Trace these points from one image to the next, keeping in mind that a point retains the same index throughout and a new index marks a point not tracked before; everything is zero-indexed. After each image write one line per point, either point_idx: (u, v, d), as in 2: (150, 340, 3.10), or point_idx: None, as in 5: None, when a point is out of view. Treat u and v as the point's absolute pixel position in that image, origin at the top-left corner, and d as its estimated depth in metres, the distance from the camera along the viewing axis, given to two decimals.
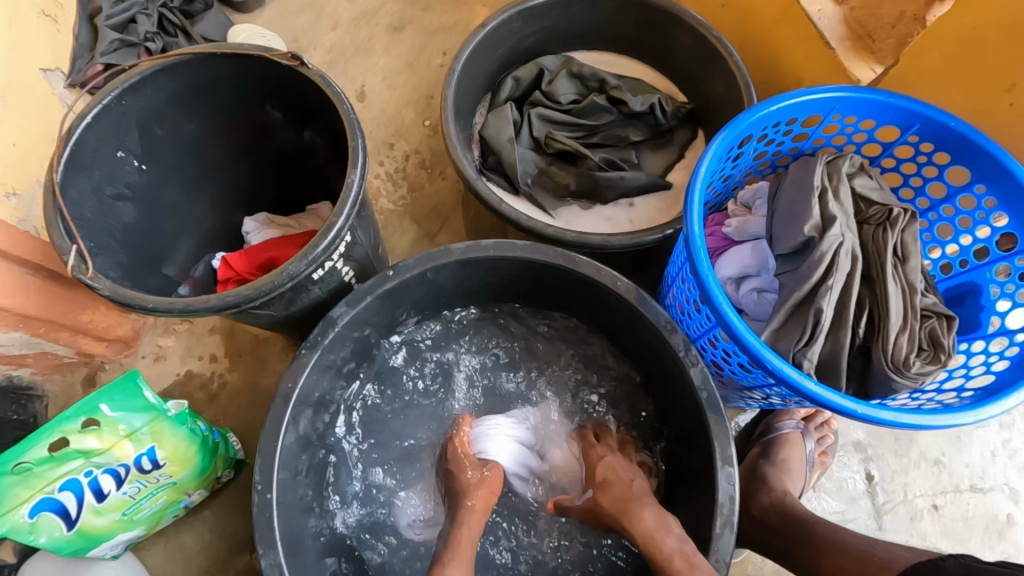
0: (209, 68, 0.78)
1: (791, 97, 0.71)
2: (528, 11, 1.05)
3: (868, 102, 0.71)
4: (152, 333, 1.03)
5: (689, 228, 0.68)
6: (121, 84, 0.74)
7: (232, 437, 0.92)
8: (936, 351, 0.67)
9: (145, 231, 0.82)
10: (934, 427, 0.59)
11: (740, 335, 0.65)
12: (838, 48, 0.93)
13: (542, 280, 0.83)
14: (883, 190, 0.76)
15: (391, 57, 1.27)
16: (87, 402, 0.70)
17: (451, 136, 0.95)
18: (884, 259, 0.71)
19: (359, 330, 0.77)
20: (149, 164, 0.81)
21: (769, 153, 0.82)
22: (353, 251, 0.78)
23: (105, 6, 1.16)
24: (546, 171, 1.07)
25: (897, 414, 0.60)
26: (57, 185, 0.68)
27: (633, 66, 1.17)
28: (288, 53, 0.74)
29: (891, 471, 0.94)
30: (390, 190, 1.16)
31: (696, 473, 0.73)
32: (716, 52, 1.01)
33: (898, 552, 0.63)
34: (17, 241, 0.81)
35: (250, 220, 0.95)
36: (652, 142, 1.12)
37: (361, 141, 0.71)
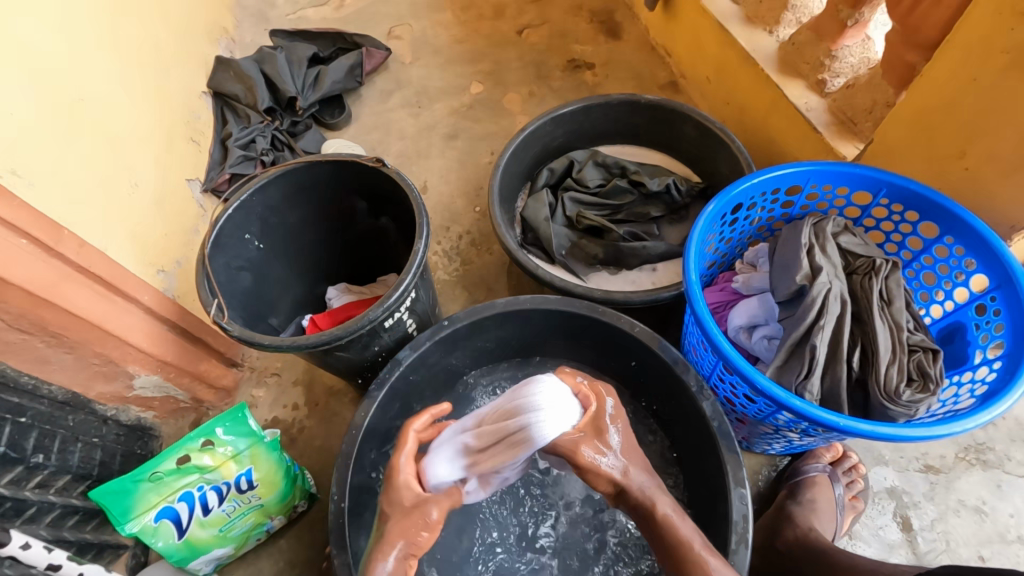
0: (314, 172, 1.04)
1: (771, 172, 0.86)
2: (559, 117, 1.29)
3: (838, 173, 0.85)
4: (248, 385, 1.23)
5: (688, 277, 0.82)
6: (253, 185, 0.99)
7: (307, 472, 1.07)
8: (926, 380, 0.76)
9: (257, 296, 1.05)
10: (909, 438, 0.66)
11: (733, 360, 0.75)
12: (825, 132, 1.09)
13: (572, 329, 0.97)
14: (867, 245, 0.88)
15: (447, 159, 1.54)
16: (207, 425, 0.88)
17: (496, 216, 1.16)
18: (871, 301, 0.81)
19: (418, 372, 0.93)
20: (265, 244, 1.05)
21: (764, 219, 0.96)
22: (416, 306, 0.97)
23: (234, 131, 1.51)
24: (578, 243, 1.25)
25: (878, 427, 0.67)
26: (206, 257, 0.91)
27: (651, 154, 1.37)
28: (373, 157, 0.99)
29: (930, 519, 0.94)
30: (445, 264, 1.37)
31: (716, 500, 0.80)
32: (720, 140, 1.20)
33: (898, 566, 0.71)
34: (163, 304, 1.05)
35: (332, 289, 1.17)
36: (670, 217, 1.29)
37: (425, 219, 0.92)
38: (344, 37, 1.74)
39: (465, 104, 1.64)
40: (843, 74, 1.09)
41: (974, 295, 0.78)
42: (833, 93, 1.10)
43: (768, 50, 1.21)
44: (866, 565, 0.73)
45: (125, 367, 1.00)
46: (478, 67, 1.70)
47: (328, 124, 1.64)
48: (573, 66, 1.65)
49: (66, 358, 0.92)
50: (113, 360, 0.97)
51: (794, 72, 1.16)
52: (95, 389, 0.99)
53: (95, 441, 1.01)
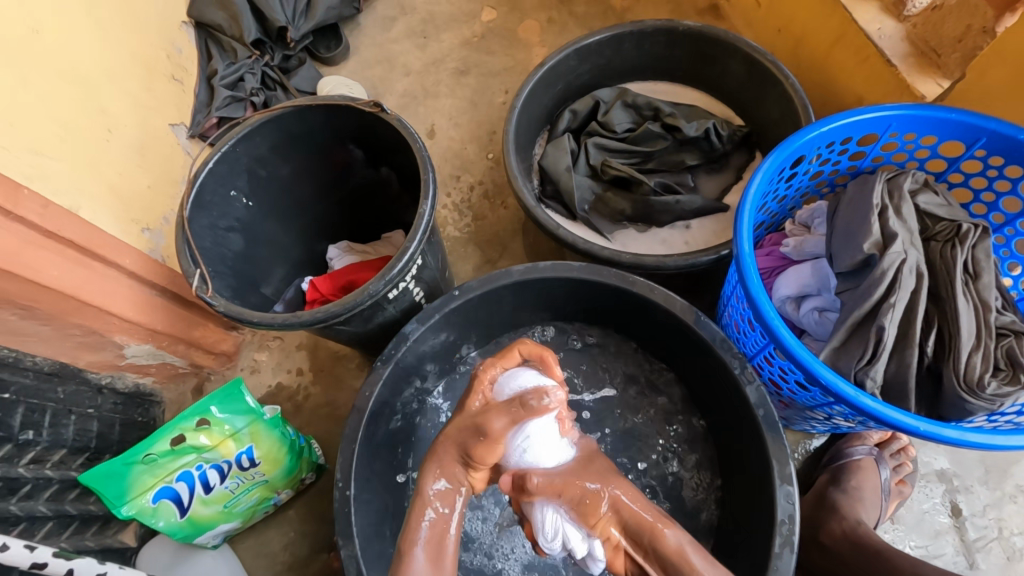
0: (305, 118, 0.91)
1: (843, 117, 0.72)
2: (584, 49, 1.12)
3: (927, 119, 0.70)
4: (250, 349, 1.16)
5: (739, 247, 0.69)
6: (236, 134, 0.87)
7: (314, 443, 1.02)
8: (1015, 371, 0.65)
9: (248, 259, 0.95)
10: (1004, 448, 0.57)
11: (791, 349, 0.65)
12: (900, 65, 0.93)
13: (599, 299, 0.86)
14: (950, 206, 0.75)
15: (457, 99, 1.39)
16: (200, 404, 0.81)
17: (511, 167, 1.03)
18: (953, 274, 0.69)
19: (427, 346, 0.84)
20: (254, 202, 0.94)
21: (825, 173, 0.82)
22: (423, 273, 0.86)
23: (220, 68, 1.35)
24: (603, 197, 1.12)
25: (964, 433, 0.58)
26: (185, 219, 0.81)
27: (688, 93, 1.21)
28: (370, 101, 0.85)
29: (982, 506, 0.87)
30: (455, 219, 1.25)
31: (759, 494, 0.72)
32: (771, 78, 1.04)
33: None
34: (148, 267, 0.97)
35: (333, 248, 1.07)
36: (707, 166, 1.14)
37: (432, 175, 0.80)
38: None
39: (476, 34, 1.45)
40: None
41: None
42: (913, 17, 0.92)
43: None
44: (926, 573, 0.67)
45: (112, 338, 0.92)
46: None
47: (324, 58, 1.47)
48: None
49: (46, 330, 0.85)
50: (97, 330, 0.90)
51: None
52: (83, 359, 0.93)
53: (90, 412, 0.95)
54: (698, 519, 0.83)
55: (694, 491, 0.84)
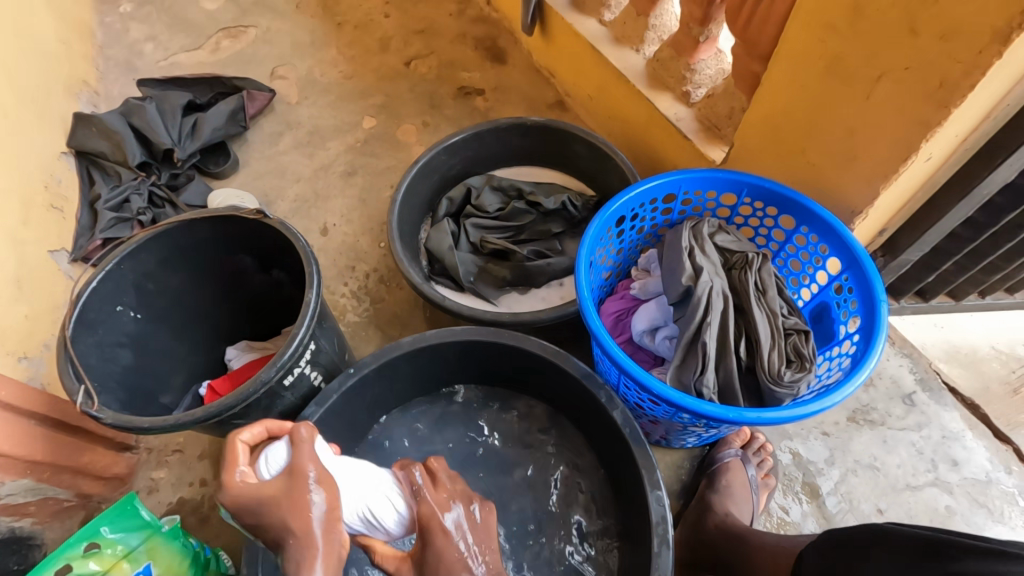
0: (190, 231, 0.97)
1: (645, 183, 0.91)
2: (451, 146, 1.30)
3: (705, 178, 0.91)
4: (146, 468, 1.12)
5: (581, 294, 0.84)
6: (120, 252, 0.91)
7: (222, 553, 0.99)
8: (802, 361, 0.84)
9: (138, 372, 0.96)
10: (791, 419, 0.71)
11: (633, 371, 0.78)
12: (695, 139, 1.18)
13: (484, 357, 0.97)
14: (740, 241, 0.96)
15: (346, 197, 1.51)
16: (89, 527, 0.79)
17: (397, 252, 1.14)
18: (748, 292, 0.88)
19: (328, 426, 0.89)
20: (143, 314, 0.97)
21: (649, 227, 1.01)
22: (319, 357, 0.92)
23: (104, 193, 1.39)
24: (485, 268, 1.25)
25: (764, 413, 0.72)
26: (68, 338, 0.82)
27: (546, 173, 1.42)
28: (253, 210, 0.93)
29: (833, 483, 1.02)
30: (354, 305, 1.33)
31: (638, 508, 0.81)
32: (606, 155, 1.26)
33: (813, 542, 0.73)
34: (27, 396, 0.94)
35: (232, 348, 1.10)
36: (571, 232, 1.33)
37: (316, 267, 0.88)
38: (221, 81, 1.66)
39: (359, 139, 1.61)
40: (703, 84, 1.18)
41: (832, 276, 0.87)
42: (697, 103, 1.19)
43: (637, 66, 1.30)
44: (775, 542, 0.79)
45: None
46: (369, 101, 1.69)
47: (213, 173, 1.55)
48: (463, 93, 1.68)
49: None
50: None
51: (662, 85, 1.24)
52: None
53: None
54: (599, 547, 0.91)
55: (591, 521, 0.92)
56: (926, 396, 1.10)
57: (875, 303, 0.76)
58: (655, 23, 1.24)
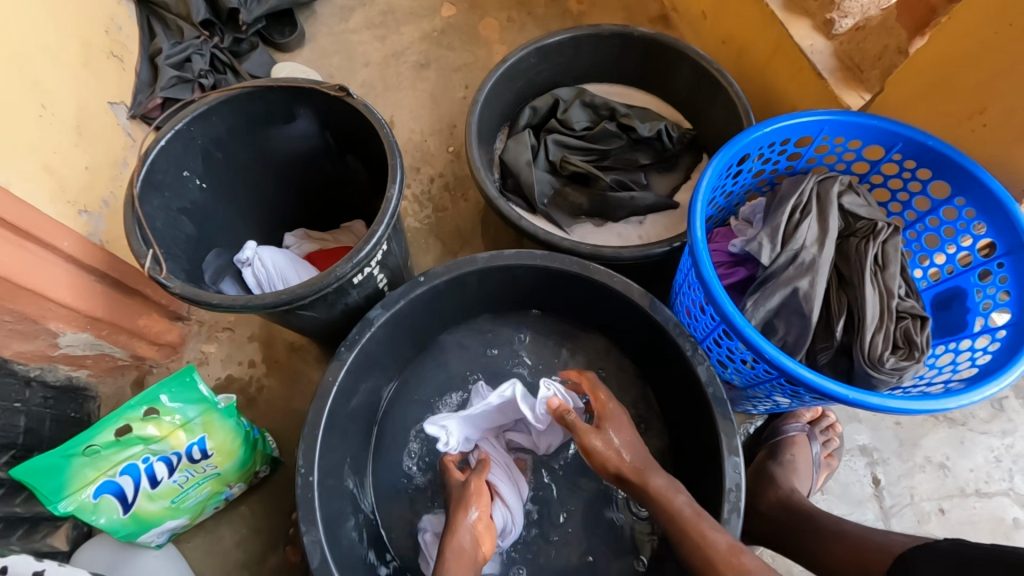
0: (263, 100, 0.88)
1: (784, 120, 0.78)
2: (544, 49, 1.16)
3: (854, 125, 0.78)
4: (197, 340, 1.11)
5: (693, 235, 0.75)
6: (191, 112, 0.84)
7: (268, 435, 1.00)
8: (911, 348, 0.73)
9: (203, 244, 0.91)
10: (921, 412, 0.65)
11: (740, 326, 0.72)
12: (830, 78, 1.01)
13: (559, 287, 0.90)
14: (870, 205, 0.83)
15: (416, 92, 1.38)
16: (149, 392, 0.77)
17: (474, 159, 1.05)
18: (863, 264, 0.78)
19: (390, 332, 0.84)
20: (209, 184, 0.91)
21: (767, 171, 0.89)
22: (387, 260, 0.86)
23: (165, 47, 1.28)
24: (561, 192, 1.15)
25: (887, 401, 0.66)
26: (136, 197, 0.77)
27: (640, 96, 1.27)
28: (336, 85, 0.85)
29: (896, 475, 0.98)
30: (416, 210, 1.25)
31: (708, 471, 0.77)
32: (717, 84, 1.11)
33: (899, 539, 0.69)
34: (88, 251, 0.91)
35: (290, 236, 1.05)
36: (659, 166, 1.20)
37: (399, 161, 0.80)
38: None
39: (436, 29, 1.46)
40: (851, 14, 0.97)
41: (979, 259, 0.75)
42: (840, 35, 1.01)
43: None
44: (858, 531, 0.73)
45: (46, 325, 0.86)
46: None
47: (277, 44, 1.42)
48: None
49: None
50: (29, 316, 0.84)
51: (801, 9, 1.06)
52: (10, 348, 0.86)
53: (18, 406, 0.89)
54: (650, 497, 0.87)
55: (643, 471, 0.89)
56: (1018, 403, 1.01)
57: None
58: None
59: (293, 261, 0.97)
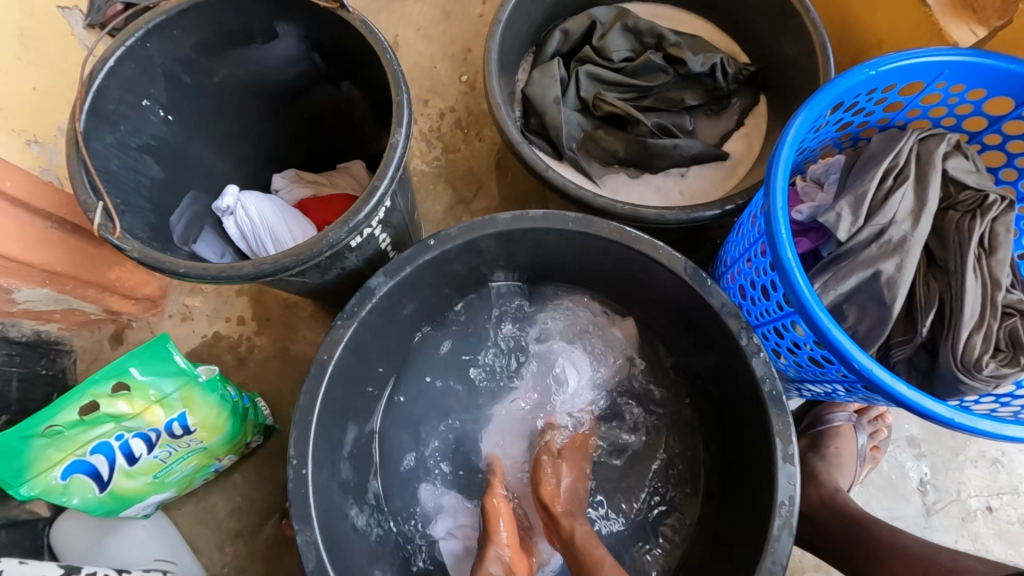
0: (238, 10, 0.71)
1: (894, 60, 0.62)
2: None
3: (984, 69, 0.62)
4: (179, 293, 1.00)
5: (772, 207, 0.61)
6: (145, 24, 0.67)
7: (261, 402, 0.91)
8: (1015, 352, 0.61)
9: (173, 188, 0.77)
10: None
11: (823, 327, 0.59)
12: (935, 5, 0.81)
13: (593, 256, 0.77)
14: (979, 172, 0.68)
15: (425, 5, 1.16)
16: (117, 365, 0.67)
17: (494, 93, 0.87)
18: (966, 247, 0.64)
19: (396, 302, 0.73)
20: (176, 115, 0.76)
21: (854, 124, 0.73)
22: (392, 217, 0.73)
23: None
24: (593, 136, 0.99)
25: (998, 426, 0.55)
26: (80, 132, 0.62)
27: (691, 21, 1.07)
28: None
29: (945, 469, 0.90)
30: (423, 150, 1.09)
31: (754, 477, 0.68)
32: (789, 8, 0.91)
33: (971, 564, 0.61)
34: (39, 193, 0.77)
35: (278, 177, 0.90)
36: (707, 107, 1.03)
37: (407, 96, 0.65)
38: None
39: None
40: None
41: None
42: None
43: None
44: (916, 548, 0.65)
45: None
46: None
47: None
48: None
49: None
50: None
51: None
52: None
53: None
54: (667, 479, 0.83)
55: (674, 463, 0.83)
56: None
57: None
58: None
59: (283, 211, 0.83)
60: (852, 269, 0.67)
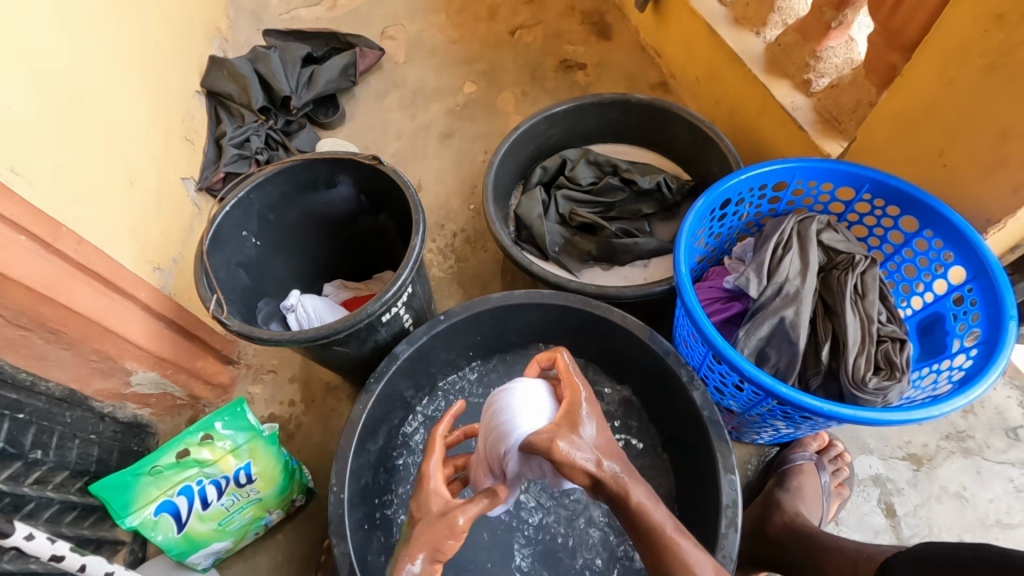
0: (310, 170, 1.05)
1: (756, 168, 0.89)
2: (552, 117, 1.31)
3: (822, 169, 0.87)
4: (245, 381, 1.24)
5: (677, 270, 0.84)
6: (250, 182, 1.01)
7: (304, 467, 1.08)
8: (892, 369, 0.79)
9: (255, 292, 1.05)
10: (892, 421, 0.68)
11: (721, 349, 0.77)
12: (811, 130, 1.10)
13: (568, 324, 0.99)
14: (849, 241, 0.91)
15: (441, 159, 1.54)
16: (206, 420, 0.89)
17: (490, 213, 1.17)
18: (844, 293, 0.84)
19: (415, 366, 0.95)
20: (262, 241, 1.06)
21: (752, 215, 0.98)
22: (413, 302, 0.98)
23: (229, 130, 1.46)
24: (571, 240, 1.26)
25: (860, 411, 0.69)
26: (204, 252, 0.92)
27: (643, 154, 1.39)
28: (370, 155, 1.00)
29: (913, 505, 0.98)
30: (440, 261, 1.37)
31: (706, 493, 0.81)
32: (710, 140, 1.22)
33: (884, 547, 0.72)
34: (160, 301, 1.06)
35: (329, 286, 1.19)
36: (661, 214, 1.31)
37: (422, 215, 0.94)
38: (337, 37, 1.69)
39: (459, 104, 1.63)
40: (827, 74, 1.08)
41: (952, 285, 0.81)
42: (818, 93, 1.10)
43: (756, 51, 1.21)
44: (856, 547, 0.76)
45: (123, 364, 1.00)
46: (472, 67, 1.69)
47: (323, 123, 1.60)
48: (565, 67, 1.64)
49: (65, 355, 0.93)
50: (111, 356, 0.98)
51: (781, 72, 1.16)
52: (92, 386, 1.00)
53: (92, 436, 1.01)
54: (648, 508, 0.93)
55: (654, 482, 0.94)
56: None
57: (1001, 318, 0.71)
58: (782, 5, 1.16)
59: (332, 307, 1.10)
60: (760, 316, 0.87)
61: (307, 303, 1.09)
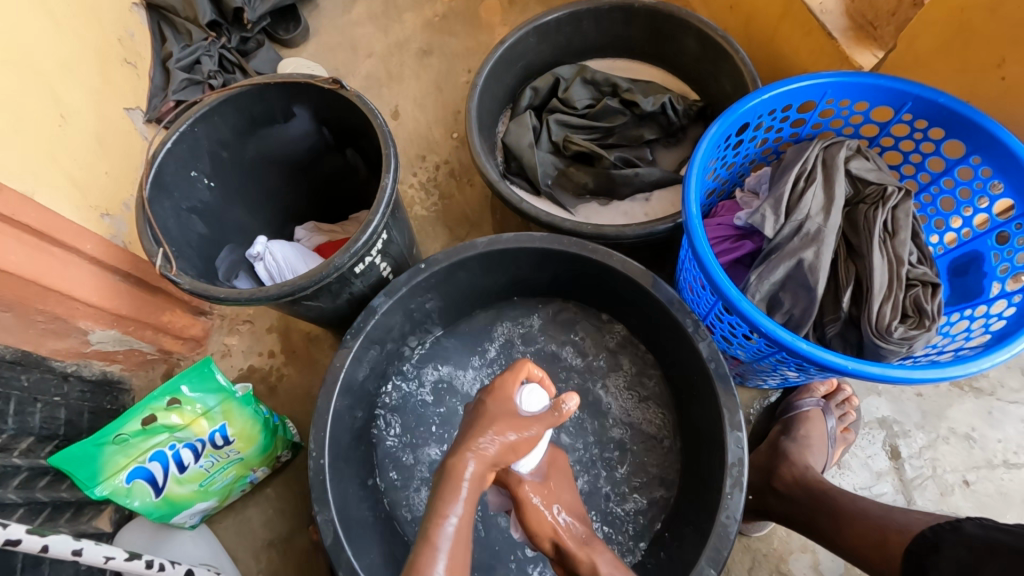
0: (263, 98, 0.91)
1: (782, 86, 0.76)
2: (543, 27, 1.14)
3: (859, 85, 0.75)
4: (220, 333, 1.17)
5: (686, 210, 0.74)
6: (194, 114, 0.87)
7: (289, 422, 1.03)
8: (921, 317, 0.72)
9: (214, 241, 0.94)
10: (924, 380, 0.61)
11: (734, 301, 0.69)
12: (841, 38, 0.92)
13: (562, 268, 0.90)
14: (880, 170, 0.80)
15: (420, 80, 1.37)
16: (171, 384, 0.82)
17: (474, 143, 1.03)
18: (873, 232, 0.75)
19: (396, 319, 0.87)
20: (216, 182, 0.94)
21: (770, 140, 0.86)
22: (390, 248, 0.88)
23: (174, 50, 1.27)
24: (565, 172, 1.14)
25: (888, 369, 0.62)
26: (146, 199, 0.81)
27: (645, 70, 1.24)
28: (329, 78, 0.86)
29: (919, 447, 0.95)
30: (422, 198, 1.26)
31: (712, 450, 0.76)
32: (723, 52, 1.06)
33: (916, 517, 0.69)
34: (111, 252, 0.96)
35: (300, 229, 1.07)
36: (665, 140, 1.18)
37: (394, 149, 0.82)
38: None
39: (438, 14, 1.43)
40: None
41: (997, 221, 0.72)
42: None
43: None
44: (880, 513, 0.73)
45: (77, 324, 0.92)
46: None
47: (283, 40, 1.41)
48: None
49: (6, 317, 0.84)
50: (60, 316, 0.89)
51: None
52: (46, 347, 0.92)
53: (58, 400, 0.95)
54: (651, 460, 0.88)
55: (664, 434, 0.89)
56: None
57: None
58: None
59: (303, 253, 0.99)
60: (777, 258, 0.77)
61: (277, 251, 0.98)
